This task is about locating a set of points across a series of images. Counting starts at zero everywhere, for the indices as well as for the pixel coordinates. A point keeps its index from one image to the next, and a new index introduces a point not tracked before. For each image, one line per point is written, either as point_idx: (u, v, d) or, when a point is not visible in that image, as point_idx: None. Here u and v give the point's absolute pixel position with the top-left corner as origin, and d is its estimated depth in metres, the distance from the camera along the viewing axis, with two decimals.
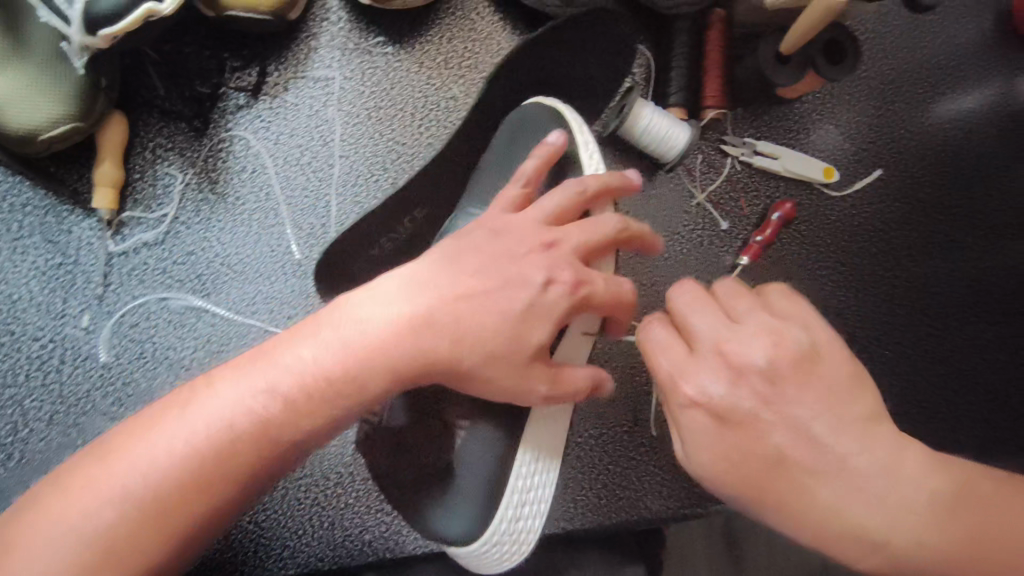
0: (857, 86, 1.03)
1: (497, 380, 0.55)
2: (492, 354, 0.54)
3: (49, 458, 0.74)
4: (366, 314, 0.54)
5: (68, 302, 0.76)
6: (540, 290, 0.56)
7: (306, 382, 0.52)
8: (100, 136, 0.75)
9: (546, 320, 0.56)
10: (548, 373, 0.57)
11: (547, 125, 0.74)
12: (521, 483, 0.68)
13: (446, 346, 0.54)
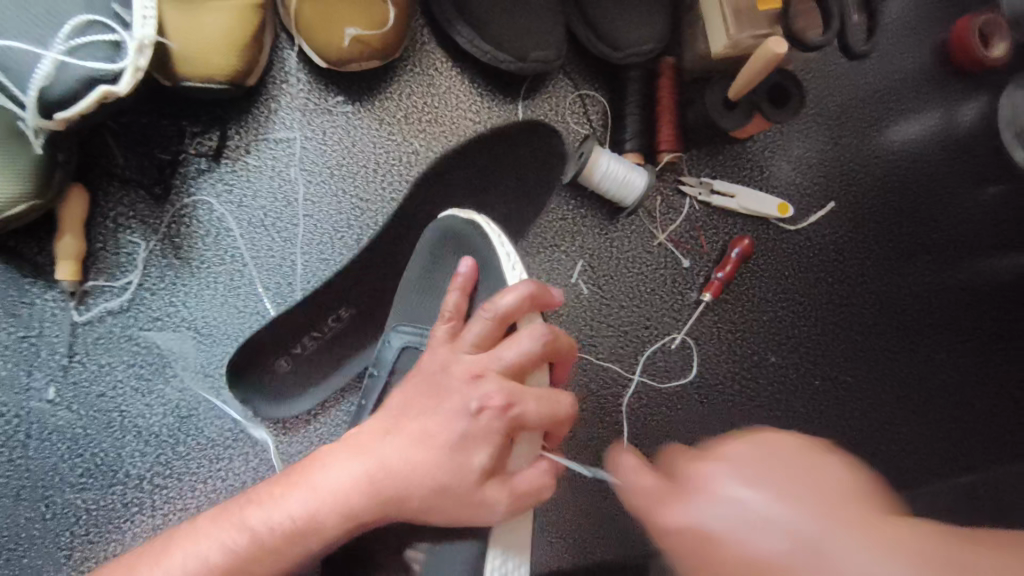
0: (807, 122, 1.07)
1: (452, 511, 0.56)
2: (440, 488, 0.55)
3: (17, 535, 0.73)
4: (334, 464, 0.56)
5: (31, 375, 0.75)
6: (478, 419, 0.57)
7: (279, 534, 0.54)
8: (60, 209, 0.75)
9: (485, 444, 0.57)
10: (500, 491, 0.57)
11: (466, 239, 0.72)
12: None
13: (399, 488, 0.55)
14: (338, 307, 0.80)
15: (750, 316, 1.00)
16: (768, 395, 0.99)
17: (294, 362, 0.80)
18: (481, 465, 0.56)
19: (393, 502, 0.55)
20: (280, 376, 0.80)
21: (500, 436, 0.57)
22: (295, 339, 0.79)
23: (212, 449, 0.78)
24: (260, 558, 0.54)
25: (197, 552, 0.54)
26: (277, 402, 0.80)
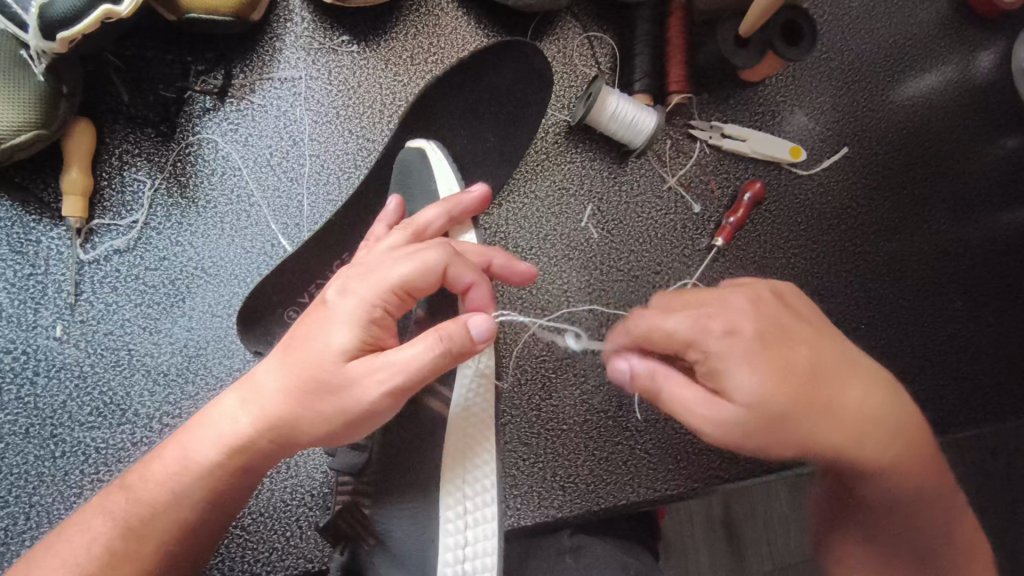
0: (820, 67, 1.05)
1: (317, 403, 0.54)
2: (299, 396, 0.54)
3: (26, 471, 0.73)
4: (213, 410, 0.58)
5: (38, 312, 0.75)
6: (333, 313, 0.55)
7: (171, 483, 0.56)
8: (67, 144, 0.74)
9: (342, 325, 0.54)
10: (365, 364, 0.53)
11: (418, 171, 0.74)
12: (452, 541, 0.62)
13: (263, 414, 0.55)
14: (341, 251, 0.79)
15: (762, 263, 0.98)
16: None
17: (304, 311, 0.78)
18: (343, 350, 0.53)
19: (261, 424, 0.55)
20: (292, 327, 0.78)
21: (364, 314, 0.54)
22: (303, 287, 0.78)
23: (221, 389, 0.77)
24: (152, 512, 0.56)
25: (88, 524, 0.57)
26: None
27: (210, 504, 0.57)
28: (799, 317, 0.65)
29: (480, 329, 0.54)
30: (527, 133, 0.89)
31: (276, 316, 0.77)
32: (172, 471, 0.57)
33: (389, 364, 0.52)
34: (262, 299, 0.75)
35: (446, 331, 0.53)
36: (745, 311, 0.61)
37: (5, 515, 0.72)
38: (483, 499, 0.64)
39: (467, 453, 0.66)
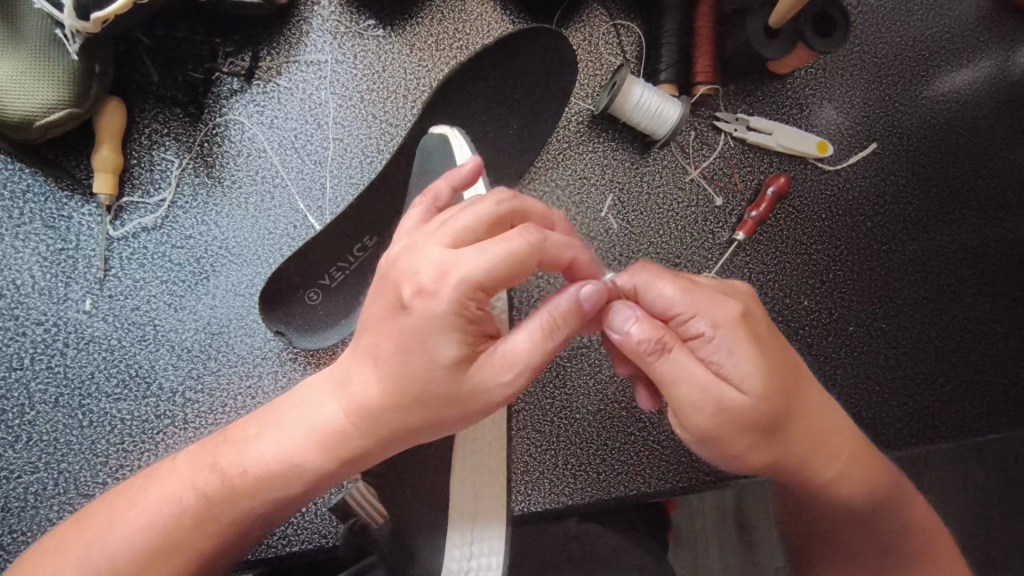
0: (852, 60, 1.02)
1: (419, 407, 0.51)
2: (404, 401, 0.51)
3: (56, 439, 0.75)
4: (305, 403, 0.55)
5: (69, 286, 0.77)
6: (430, 314, 0.49)
7: (254, 472, 0.54)
8: (98, 122, 0.76)
9: (445, 330, 0.49)
10: (485, 364, 0.50)
11: (437, 158, 0.74)
12: (461, 524, 0.62)
13: (360, 413, 0.53)
14: (361, 235, 0.80)
15: (784, 259, 0.97)
16: (799, 340, 0.97)
17: (325, 294, 0.80)
18: (449, 356, 0.50)
19: (361, 422, 0.53)
20: (311, 308, 0.79)
21: (461, 318, 0.49)
22: (324, 269, 0.79)
23: (242, 367, 0.79)
24: (232, 495, 0.54)
25: (162, 498, 0.55)
26: (311, 333, 0.78)
27: (292, 496, 0.56)
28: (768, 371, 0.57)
29: (591, 295, 0.52)
30: (550, 121, 0.89)
31: (296, 295, 0.78)
32: (262, 465, 0.54)
33: (505, 364, 0.50)
34: (283, 280, 0.76)
35: (559, 315, 0.51)
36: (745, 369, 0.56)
37: (35, 480, 0.75)
38: (492, 483, 0.64)
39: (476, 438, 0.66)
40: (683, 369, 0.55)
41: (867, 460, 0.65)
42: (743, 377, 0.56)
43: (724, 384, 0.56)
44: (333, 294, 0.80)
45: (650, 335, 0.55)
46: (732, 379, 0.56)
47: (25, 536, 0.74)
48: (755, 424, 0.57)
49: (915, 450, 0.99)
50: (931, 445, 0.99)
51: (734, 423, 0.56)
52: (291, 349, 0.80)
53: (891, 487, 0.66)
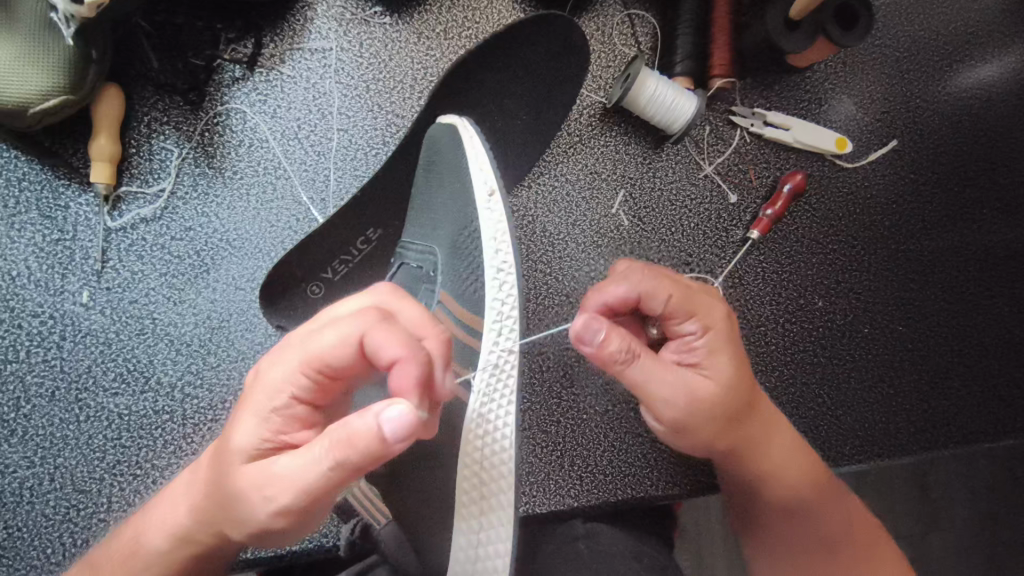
0: (873, 53, 0.99)
1: (229, 509, 0.48)
2: (218, 501, 0.49)
3: (52, 433, 0.74)
4: (176, 487, 0.55)
5: (65, 278, 0.75)
6: (242, 419, 0.48)
7: (120, 555, 0.55)
8: (96, 110, 0.73)
9: (249, 430, 0.48)
10: (266, 477, 0.46)
11: (443, 150, 0.71)
12: (466, 524, 0.63)
13: (197, 507, 0.51)
14: (367, 227, 0.78)
15: (800, 258, 0.95)
16: (812, 341, 0.95)
17: (327, 288, 0.77)
18: (269, 463, 0.46)
19: (203, 517, 0.50)
20: (313, 302, 0.77)
21: (267, 421, 0.47)
22: (326, 263, 0.76)
23: (243, 362, 0.77)
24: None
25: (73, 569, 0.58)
26: None
27: None
28: (721, 367, 0.63)
29: (393, 426, 0.41)
30: (560, 113, 0.86)
31: (299, 289, 0.76)
32: (124, 549, 0.54)
33: (283, 477, 0.45)
34: (285, 272, 0.74)
35: (351, 438, 0.41)
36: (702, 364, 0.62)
37: (31, 475, 0.73)
38: (499, 485, 0.63)
39: (484, 438, 0.65)
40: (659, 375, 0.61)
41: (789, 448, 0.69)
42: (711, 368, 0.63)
43: (688, 375, 0.62)
44: (335, 289, 0.78)
45: (621, 346, 0.58)
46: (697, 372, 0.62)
47: (20, 531, 0.73)
48: (718, 417, 0.64)
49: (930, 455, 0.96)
50: (946, 451, 0.96)
51: (702, 410, 0.63)
52: None
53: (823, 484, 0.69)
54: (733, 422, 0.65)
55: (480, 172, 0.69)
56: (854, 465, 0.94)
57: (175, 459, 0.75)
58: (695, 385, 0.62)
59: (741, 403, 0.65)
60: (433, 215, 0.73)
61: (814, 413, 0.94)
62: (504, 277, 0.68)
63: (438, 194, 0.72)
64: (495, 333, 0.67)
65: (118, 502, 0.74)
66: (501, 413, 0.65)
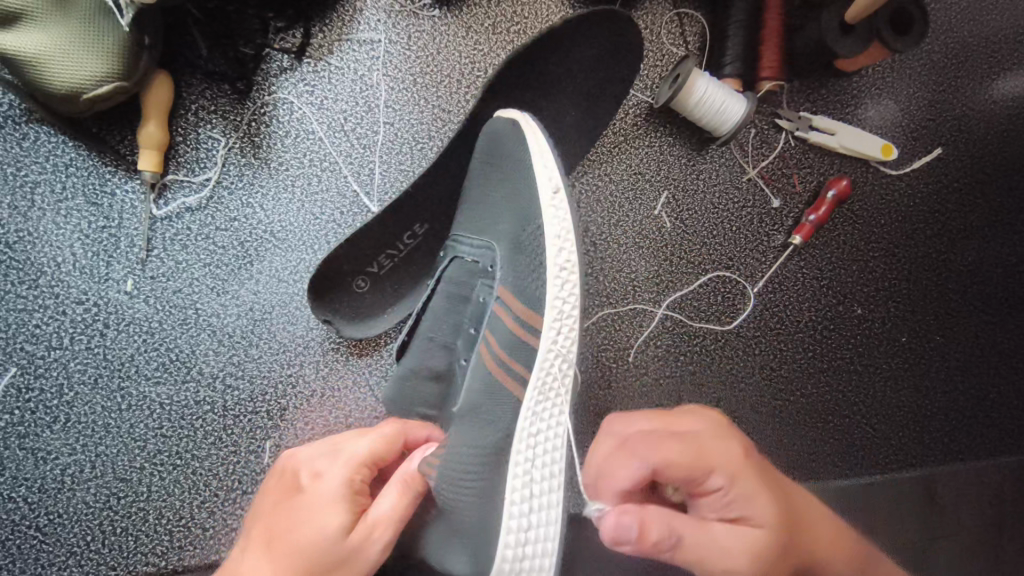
0: (922, 59, 0.97)
1: None
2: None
3: (94, 421, 0.74)
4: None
5: (110, 266, 0.75)
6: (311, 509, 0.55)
7: None
8: (146, 97, 0.73)
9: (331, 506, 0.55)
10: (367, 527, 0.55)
11: (507, 142, 0.71)
12: (515, 523, 0.59)
13: None
14: (414, 222, 0.77)
15: (840, 264, 0.94)
16: (850, 349, 0.94)
17: (373, 282, 0.77)
18: (331, 524, 0.54)
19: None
20: (359, 296, 0.77)
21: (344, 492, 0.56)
22: (373, 258, 0.75)
23: (285, 354, 0.77)
24: None
25: None
26: (361, 321, 0.77)
27: None
28: (762, 511, 0.55)
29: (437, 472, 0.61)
30: (608, 111, 0.85)
31: (344, 281, 0.75)
32: None
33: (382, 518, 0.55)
34: (333, 267, 0.73)
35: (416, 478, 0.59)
36: (741, 507, 0.54)
37: (73, 462, 0.73)
38: (549, 484, 0.61)
39: (538, 437, 0.63)
40: (705, 532, 0.53)
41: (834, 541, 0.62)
42: (752, 515, 0.54)
43: (734, 529, 0.54)
44: (381, 284, 0.78)
45: (662, 529, 0.52)
46: (742, 520, 0.54)
47: (61, 518, 0.73)
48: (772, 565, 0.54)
49: (965, 466, 0.95)
50: (980, 462, 0.96)
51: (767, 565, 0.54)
52: (335, 339, 0.78)
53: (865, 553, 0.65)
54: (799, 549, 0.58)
55: (544, 162, 0.68)
56: (886, 474, 0.93)
57: (215, 451, 0.75)
58: (748, 548, 0.53)
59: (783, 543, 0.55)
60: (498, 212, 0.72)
61: (849, 422, 0.93)
62: (567, 274, 0.66)
63: (502, 186, 0.71)
64: (553, 332, 0.66)
65: (158, 491, 0.74)
66: (556, 411, 0.64)
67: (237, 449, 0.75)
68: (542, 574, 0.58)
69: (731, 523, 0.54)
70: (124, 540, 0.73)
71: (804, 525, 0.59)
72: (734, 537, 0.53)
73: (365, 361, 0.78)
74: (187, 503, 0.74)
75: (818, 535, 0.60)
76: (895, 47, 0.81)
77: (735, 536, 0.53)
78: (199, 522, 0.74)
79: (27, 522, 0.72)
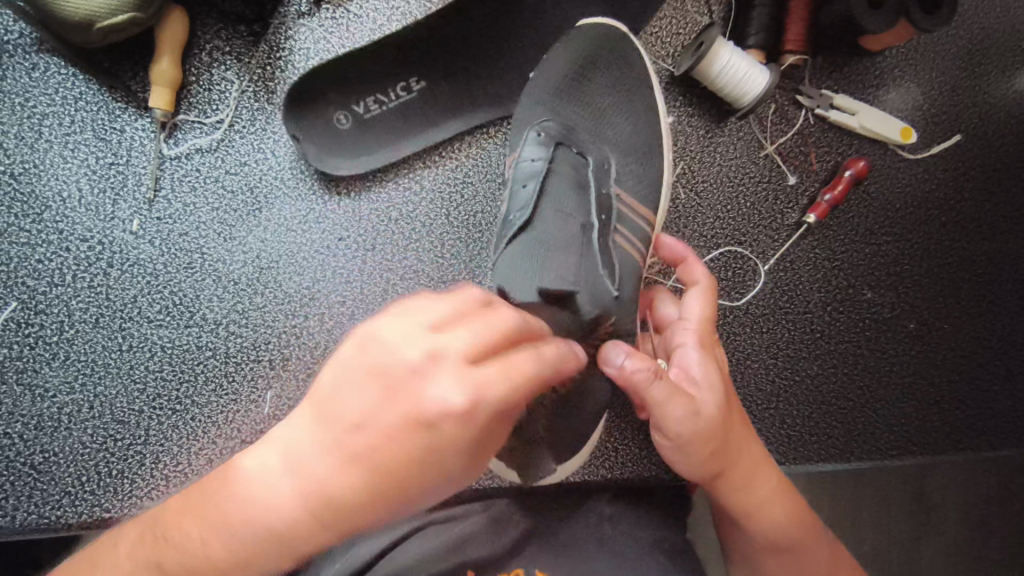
0: (947, 43, 0.96)
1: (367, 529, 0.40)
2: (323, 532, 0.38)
3: (93, 360, 0.73)
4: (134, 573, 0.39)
5: (117, 204, 0.73)
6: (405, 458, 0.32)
7: None
8: (161, 30, 0.71)
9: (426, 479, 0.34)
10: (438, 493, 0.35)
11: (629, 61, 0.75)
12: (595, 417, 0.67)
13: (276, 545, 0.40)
14: (412, 85, 0.78)
15: (852, 247, 0.93)
16: (857, 333, 0.93)
17: (354, 121, 0.78)
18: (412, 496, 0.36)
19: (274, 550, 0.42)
20: (339, 132, 0.78)
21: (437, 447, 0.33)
22: (360, 96, 0.77)
23: (289, 305, 0.76)
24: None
25: None
26: (328, 156, 0.77)
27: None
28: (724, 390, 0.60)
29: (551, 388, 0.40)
30: None
31: (326, 113, 0.77)
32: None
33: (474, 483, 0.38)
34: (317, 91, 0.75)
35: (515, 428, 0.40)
36: (708, 377, 0.59)
37: (70, 401, 0.72)
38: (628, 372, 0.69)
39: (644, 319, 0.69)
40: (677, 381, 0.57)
41: (777, 491, 0.62)
42: (714, 388, 0.59)
43: (697, 389, 0.58)
44: (363, 127, 0.78)
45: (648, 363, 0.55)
46: (703, 385, 0.59)
47: (56, 457, 0.72)
48: (717, 442, 0.58)
49: (965, 457, 0.94)
50: (982, 456, 0.94)
51: (708, 429, 0.57)
52: (340, 293, 0.77)
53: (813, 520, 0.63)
54: (737, 454, 0.60)
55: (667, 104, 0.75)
56: (886, 460, 0.93)
57: (214, 397, 0.74)
58: (704, 403, 0.58)
59: (734, 431, 0.60)
60: (609, 123, 0.74)
61: (853, 405, 0.93)
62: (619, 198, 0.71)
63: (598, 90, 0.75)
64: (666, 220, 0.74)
65: (155, 435, 0.73)
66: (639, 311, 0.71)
67: (237, 397, 0.74)
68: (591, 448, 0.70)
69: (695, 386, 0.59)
70: (119, 483, 0.72)
71: (752, 445, 0.63)
72: (698, 392, 0.58)
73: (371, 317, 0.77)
74: (184, 448, 0.73)
75: (762, 460, 0.63)
76: (923, 27, 0.80)
77: (695, 391, 0.58)
78: (195, 468, 0.73)
79: (21, 459, 0.71)
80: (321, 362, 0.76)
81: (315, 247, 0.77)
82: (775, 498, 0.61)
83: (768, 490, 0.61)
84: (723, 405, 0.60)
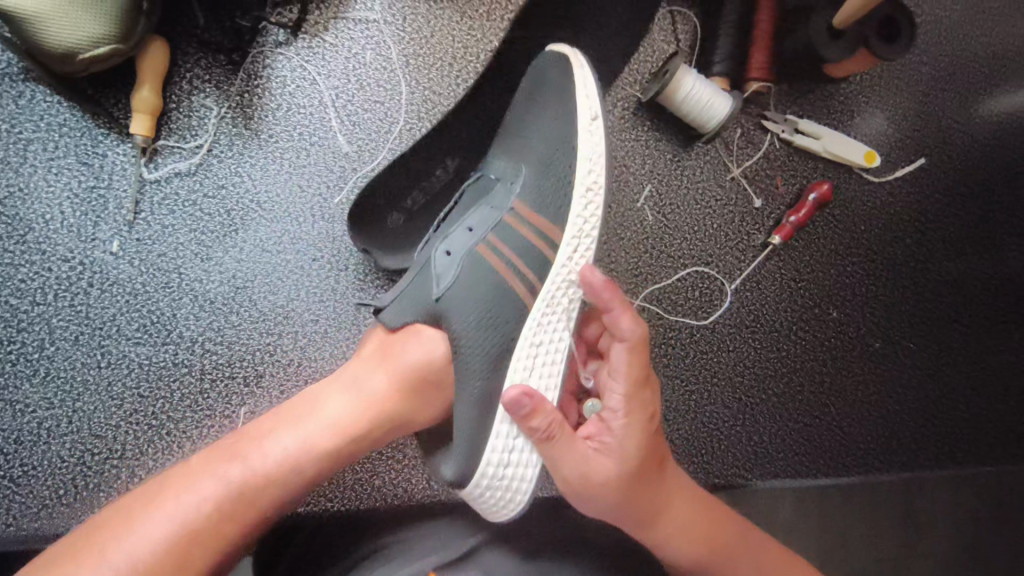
0: (910, 71, 0.99)
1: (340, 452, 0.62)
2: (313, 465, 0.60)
3: (72, 377, 0.75)
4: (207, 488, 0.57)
5: (98, 226, 0.76)
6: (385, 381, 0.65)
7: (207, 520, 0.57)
8: (142, 60, 0.75)
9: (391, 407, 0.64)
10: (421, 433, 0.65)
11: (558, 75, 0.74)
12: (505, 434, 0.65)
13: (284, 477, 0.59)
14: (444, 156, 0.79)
15: (818, 268, 0.95)
16: (824, 351, 0.95)
17: (407, 216, 0.79)
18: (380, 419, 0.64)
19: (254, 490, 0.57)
20: (392, 229, 0.79)
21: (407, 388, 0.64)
22: (407, 191, 0.78)
23: (263, 323, 0.78)
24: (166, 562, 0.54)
25: None
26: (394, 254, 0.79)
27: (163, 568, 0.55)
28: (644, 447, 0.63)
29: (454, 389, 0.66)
30: None
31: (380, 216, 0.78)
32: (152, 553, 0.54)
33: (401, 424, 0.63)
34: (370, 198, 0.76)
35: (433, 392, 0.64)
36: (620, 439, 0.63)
37: (49, 416, 0.75)
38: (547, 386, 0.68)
39: (540, 348, 0.68)
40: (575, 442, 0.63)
41: (703, 530, 0.65)
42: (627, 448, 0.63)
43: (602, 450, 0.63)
44: (414, 220, 0.80)
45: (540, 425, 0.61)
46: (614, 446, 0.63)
47: (35, 470, 0.74)
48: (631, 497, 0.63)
49: (931, 473, 0.96)
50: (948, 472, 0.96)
51: (619, 486, 0.62)
52: (312, 311, 0.79)
53: (737, 543, 0.66)
54: (660, 502, 0.64)
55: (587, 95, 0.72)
56: (854, 476, 0.95)
57: (189, 413, 0.76)
58: (613, 463, 0.62)
59: (653, 482, 0.64)
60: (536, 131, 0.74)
61: (820, 422, 0.95)
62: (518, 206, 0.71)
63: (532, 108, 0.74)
64: (571, 248, 0.71)
65: (131, 448, 0.75)
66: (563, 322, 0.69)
67: (213, 412, 0.77)
68: (524, 474, 0.65)
69: (609, 449, 0.63)
70: (96, 496, 0.74)
71: (678, 489, 0.66)
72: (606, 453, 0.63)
73: (344, 333, 0.79)
74: (160, 461, 0.75)
75: (689, 500, 0.66)
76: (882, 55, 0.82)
77: (607, 453, 0.63)
78: None
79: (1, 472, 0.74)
80: (294, 378, 0.78)
81: (289, 267, 0.79)
82: (698, 537, 0.65)
83: (691, 531, 0.65)
84: (641, 460, 0.63)
